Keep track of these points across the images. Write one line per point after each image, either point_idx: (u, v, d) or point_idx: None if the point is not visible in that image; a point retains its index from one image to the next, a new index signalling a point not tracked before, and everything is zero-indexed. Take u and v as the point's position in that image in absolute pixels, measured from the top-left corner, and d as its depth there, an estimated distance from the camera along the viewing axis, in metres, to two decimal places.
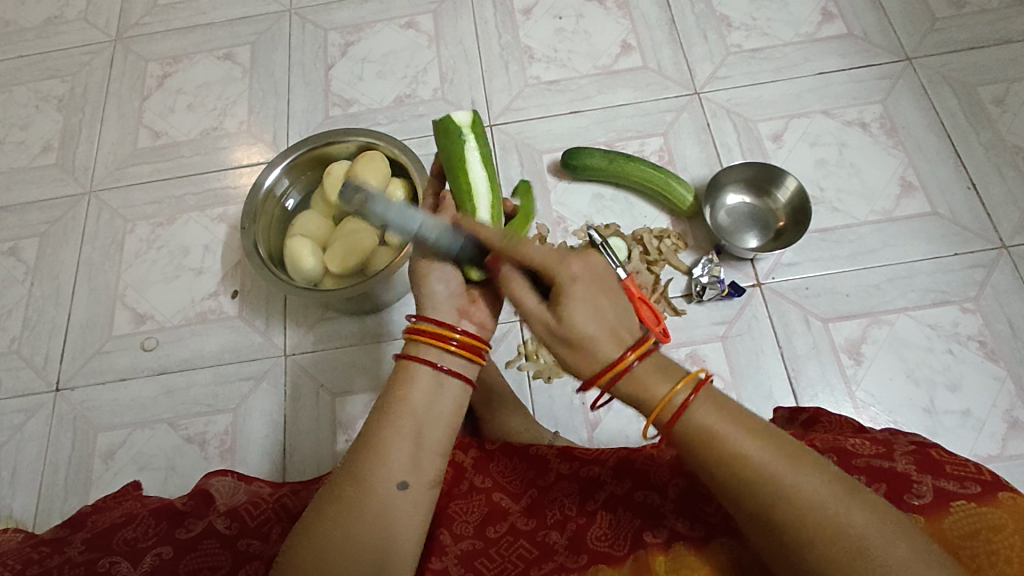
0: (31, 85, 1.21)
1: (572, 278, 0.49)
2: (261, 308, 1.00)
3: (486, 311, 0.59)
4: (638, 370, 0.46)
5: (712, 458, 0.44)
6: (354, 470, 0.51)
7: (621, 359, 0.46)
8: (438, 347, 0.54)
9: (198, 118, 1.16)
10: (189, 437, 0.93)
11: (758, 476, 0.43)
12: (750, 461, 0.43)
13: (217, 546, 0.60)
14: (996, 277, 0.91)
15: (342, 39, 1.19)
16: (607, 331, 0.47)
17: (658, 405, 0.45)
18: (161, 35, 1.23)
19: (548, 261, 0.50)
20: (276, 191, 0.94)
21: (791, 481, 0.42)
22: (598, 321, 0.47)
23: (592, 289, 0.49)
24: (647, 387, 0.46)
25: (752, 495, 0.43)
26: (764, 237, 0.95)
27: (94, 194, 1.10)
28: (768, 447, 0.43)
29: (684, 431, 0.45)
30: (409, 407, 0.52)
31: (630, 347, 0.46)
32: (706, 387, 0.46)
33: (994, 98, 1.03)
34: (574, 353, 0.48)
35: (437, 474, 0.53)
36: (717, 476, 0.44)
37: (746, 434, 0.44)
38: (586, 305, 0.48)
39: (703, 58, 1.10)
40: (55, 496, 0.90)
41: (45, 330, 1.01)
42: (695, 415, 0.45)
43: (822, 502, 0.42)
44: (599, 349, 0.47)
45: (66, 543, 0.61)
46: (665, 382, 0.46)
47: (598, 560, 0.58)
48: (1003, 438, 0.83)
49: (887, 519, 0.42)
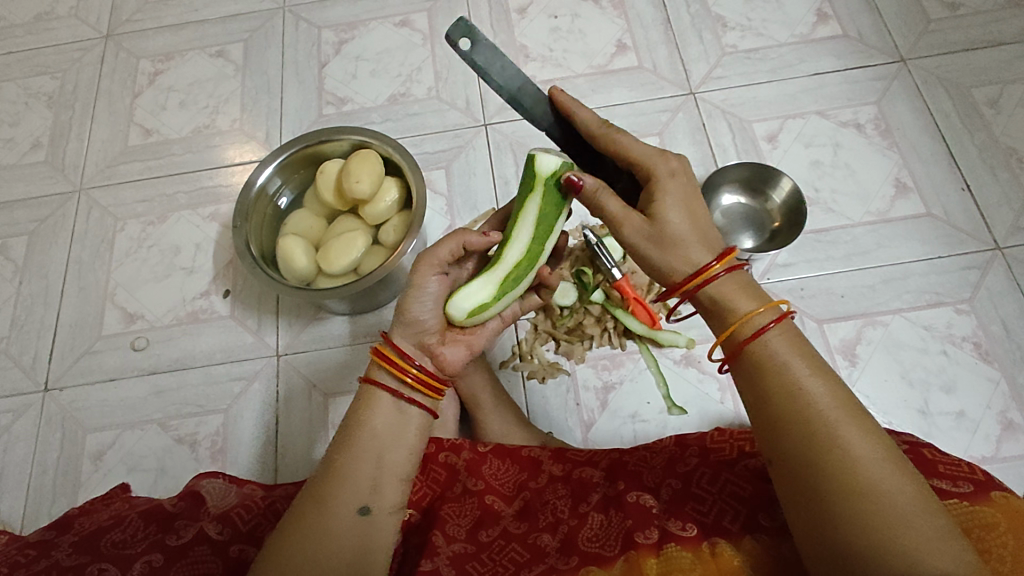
0: (21, 81, 1.19)
1: (668, 175, 0.55)
2: (253, 307, 0.99)
3: (456, 354, 0.58)
4: (722, 285, 0.53)
5: (769, 385, 0.48)
6: (317, 491, 0.51)
7: (708, 268, 0.53)
8: (395, 375, 0.54)
9: (190, 115, 1.15)
10: (179, 438, 0.92)
11: (810, 411, 0.46)
12: (807, 398, 0.47)
13: (209, 552, 0.59)
14: (990, 278, 0.91)
15: (336, 37, 1.18)
16: (697, 234, 0.54)
17: (738, 321, 0.51)
18: (153, 32, 1.22)
19: (647, 156, 0.56)
20: (269, 190, 0.93)
21: (843, 426, 0.45)
22: (689, 221, 0.54)
23: (683, 193, 0.55)
24: (728, 298, 0.52)
25: (797, 428, 0.46)
26: (759, 237, 0.95)
27: (84, 192, 1.09)
28: (828, 396, 0.47)
29: (751, 354, 0.50)
30: (371, 431, 0.53)
31: (716, 258, 0.53)
32: (787, 321, 0.51)
33: (988, 99, 1.03)
34: (661, 250, 0.55)
35: (401, 499, 0.53)
36: (767, 404, 0.48)
37: (811, 377, 0.48)
38: (679, 205, 0.55)
39: (698, 58, 1.10)
40: (42, 498, 0.89)
41: (34, 329, 1.00)
42: (767, 342, 0.50)
43: (869, 452, 0.44)
44: (691, 250, 0.54)
45: (54, 545, 0.60)
46: (750, 302, 0.52)
47: (589, 562, 0.56)
48: (997, 439, 0.83)
49: (926, 497, 0.43)
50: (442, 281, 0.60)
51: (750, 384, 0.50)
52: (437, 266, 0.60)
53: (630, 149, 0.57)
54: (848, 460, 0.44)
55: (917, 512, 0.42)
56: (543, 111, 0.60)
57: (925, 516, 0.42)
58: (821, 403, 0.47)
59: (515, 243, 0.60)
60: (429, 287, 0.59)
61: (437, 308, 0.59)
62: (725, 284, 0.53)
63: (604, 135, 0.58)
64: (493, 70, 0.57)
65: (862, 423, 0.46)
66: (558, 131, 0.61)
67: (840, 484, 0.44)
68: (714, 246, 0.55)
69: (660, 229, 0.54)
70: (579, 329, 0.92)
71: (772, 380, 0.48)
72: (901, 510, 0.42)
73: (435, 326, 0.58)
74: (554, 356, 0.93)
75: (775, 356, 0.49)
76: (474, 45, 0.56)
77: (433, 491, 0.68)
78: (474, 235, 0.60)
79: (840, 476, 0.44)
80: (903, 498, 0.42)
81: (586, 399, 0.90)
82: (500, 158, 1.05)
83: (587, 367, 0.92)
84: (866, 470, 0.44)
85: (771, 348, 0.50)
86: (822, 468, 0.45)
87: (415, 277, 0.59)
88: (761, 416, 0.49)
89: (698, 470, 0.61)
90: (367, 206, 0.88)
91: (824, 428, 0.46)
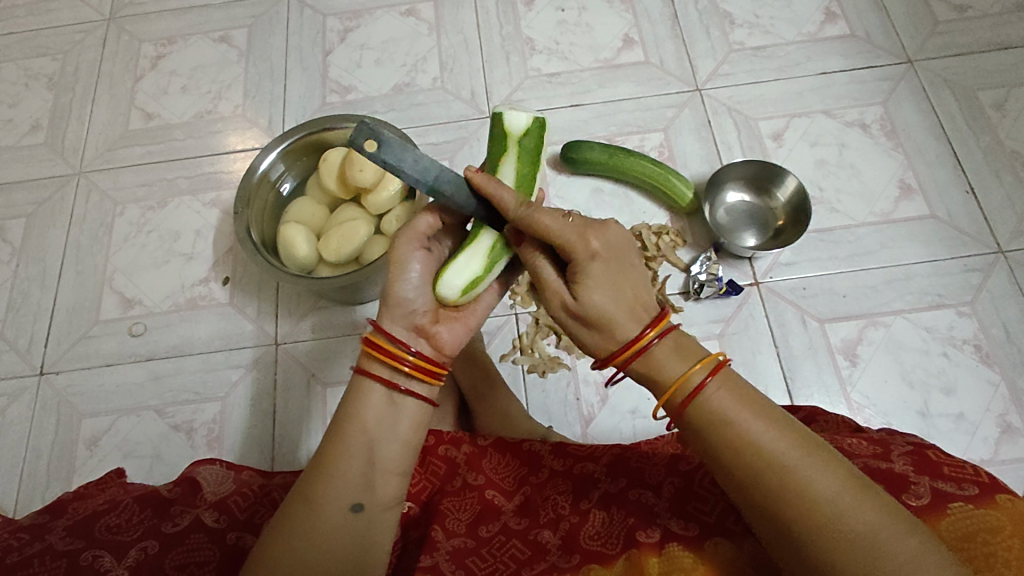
0: (21, 63, 1.18)
1: (590, 254, 0.50)
2: (253, 295, 0.98)
3: (452, 334, 0.56)
4: (657, 351, 0.49)
5: (722, 444, 0.46)
6: (306, 490, 0.50)
7: (641, 338, 0.48)
8: (390, 365, 0.52)
9: (193, 100, 1.13)
10: (176, 425, 0.91)
11: (768, 463, 0.44)
12: (761, 449, 0.44)
13: (205, 540, 0.58)
14: (993, 281, 0.91)
15: (341, 25, 1.17)
16: (627, 308, 0.49)
17: (671, 387, 0.48)
18: (156, 16, 1.21)
19: (567, 236, 0.50)
20: (271, 176, 0.93)
21: (801, 471, 0.43)
22: (615, 298, 0.49)
23: (609, 267, 0.50)
24: (661, 368, 0.49)
25: (757, 484, 0.44)
26: (763, 236, 0.95)
27: (84, 175, 1.08)
28: (781, 437, 0.44)
29: (695, 415, 0.47)
30: (360, 426, 0.51)
31: (650, 325, 0.49)
32: (724, 369, 0.48)
33: (995, 103, 1.03)
34: (589, 331, 0.51)
35: (394, 495, 0.52)
36: (724, 463, 0.46)
37: (761, 422, 0.45)
38: (603, 283, 0.49)
39: (706, 54, 1.10)
40: (37, 483, 0.88)
41: (31, 312, 0.99)
42: (709, 399, 0.47)
43: (832, 496, 0.42)
44: (619, 327, 0.49)
45: (47, 529, 0.58)
46: (682, 363, 0.48)
47: (591, 560, 0.56)
48: (996, 442, 0.83)
49: (898, 520, 0.41)
50: (425, 258, 0.57)
51: (702, 444, 0.47)
52: (419, 241, 0.58)
53: (549, 227, 0.51)
54: (814, 509, 0.42)
55: (889, 541, 0.41)
56: (461, 191, 0.56)
57: (900, 543, 0.40)
58: (775, 452, 0.44)
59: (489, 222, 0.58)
60: (414, 266, 0.56)
61: (425, 287, 0.56)
62: (661, 351, 0.49)
63: (523, 214, 0.52)
64: (405, 165, 0.52)
65: (820, 461, 0.43)
66: (482, 208, 0.57)
67: (811, 536, 0.42)
68: (649, 310, 0.50)
69: (584, 310, 0.50)
70: None
71: (723, 436, 0.46)
72: (875, 546, 0.40)
73: (426, 301, 0.56)
74: (555, 350, 0.92)
75: (723, 410, 0.46)
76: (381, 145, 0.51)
77: (432, 485, 0.68)
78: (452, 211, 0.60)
79: (811, 528, 0.42)
80: (876, 533, 0.41)
81: (586, 393, 0.90)
82: None
83: (587, 361, 0.91)
84: (833, 517, 0.42)
85: (714, 404, 0.47)
86: (792, 522, 0.43)
87: (397, 260, 0.56)
88: (721, 476, 0.46)
89: (701, 469, 0.60)
90: (370, 196, 0.88)
91: (782, 475, 0.43)
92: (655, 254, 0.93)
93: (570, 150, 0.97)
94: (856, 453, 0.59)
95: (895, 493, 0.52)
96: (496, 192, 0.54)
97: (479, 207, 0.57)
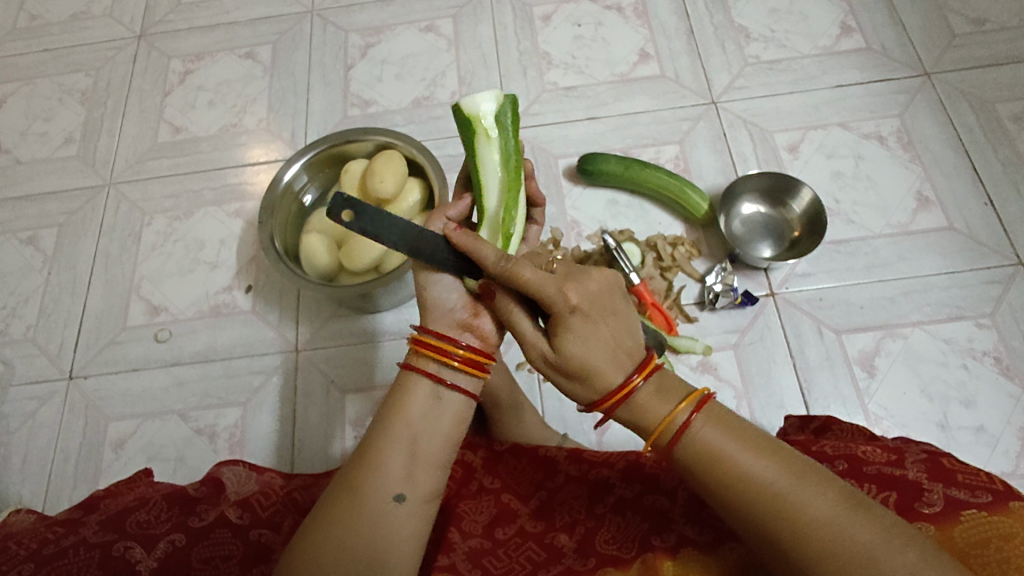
0: (56, 78, 1.23)
1: (570, 310, 0.46)
2: (275, 302, 1.01)
3: (494, 322, 0.56)
4: (641, 395, 0.48)
5: (715, 478, 0.45)
6: (351, 479, 0.51)
7: (629, 384, 0.47)
8: (438, 359, 0.53)
9: (218, 114, 1.17)
10: (199, 429, 0.93)
11: (761, 493, 0.44)
12: (753, 479, 0.44)
13: (229, 535, 0.60)
14: (1012, 294, 0.91)
15: (362, 41, 1.20)
16: (611, 361, 0.48)
17: (659, 430, 0.47)
18: (184, 33, 1.25)
19: (546, 296, 0.47)
20: (294, 187, 0.95)
21: (793, 498, 0.43)
22: (598, 354, 0.47)
23: (591, 325, 0.47)
24: (646, 411, 0.48)
25: (754, 513, 0.44)
26: (778, 247, 0.95)
27: (114, 186, 1.12)
28: (771, 466, 0.45)
29: (685, 454, 0.46)
30: (406, 418, 0.52)
31: (636, 370, 0.48)
32: (710, 405, 0.47)
33: (1013, 115, 1.03)
34: (573, 381, 0.49)
35: (434, 487, 0.53)
36: (719, 496, 0.45)
37: (750, 452, 0.45)
38: (584, 340, 0.47)
39: (721, 68, 1.11)
40: (65, 483, 0.91)
41: (61, 318, 1.02)
42: (699, 436, 0.46)
43: (827, 519, 0.42)
44: (602, 378, 0.48)
45: (81, 524, 0.60)
46: (665, 404, 0.47)
47: (606, 564, 0.57)
48: (1016, 456, 0.82)
49: (892, 532, 0.42)
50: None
51: (693, 479, 0.47)
52: None
53: (527, 284, 0.48)
54: (810, 533, 0.42)
55: (888, 557, 0.41)
56: (440, 249, 0.54)
57: (897, 556, 0.41)
58: (768, 480, 0.44)
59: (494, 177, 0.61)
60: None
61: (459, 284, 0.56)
62: (644, 394, 0.48)
63: (502, 271, 0.49)
64: (385, 234, 0.51)
65: (809, 485, 0.44)
66: (462, 262, 0.55)
67: (811, 562, 0.42)
68: (633, 354, 0.48)
69: (566, 362, 0.48)
70: None
71: (714, 470, 0.45)
72: (874, 563, 0.41)
73: (460, 294, 0.56)
74: None
75: (714, 445, 0.46)
76: (358, 215, 0.49)
77: (449, 489, 0.69)
78: (452, 207, 0.62)
79: (809, 552, 0.42)
80: (873, 551, 0.41)
81: None
82: None
83: None
84: (831, 538, 0.42)
85: (704, 440, 0.46)
86: (792, 547, 0.43)
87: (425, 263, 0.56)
88: (718, 508, 0.46)
89: None
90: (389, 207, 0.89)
91: (776, 505, 0.44)
92: (670, 265, 0.94)
93: (586, 162, 0.99)
94: (869, 459, 0.58)
95: (907, 502, 0.52)
96: (476, 250, 0.51)
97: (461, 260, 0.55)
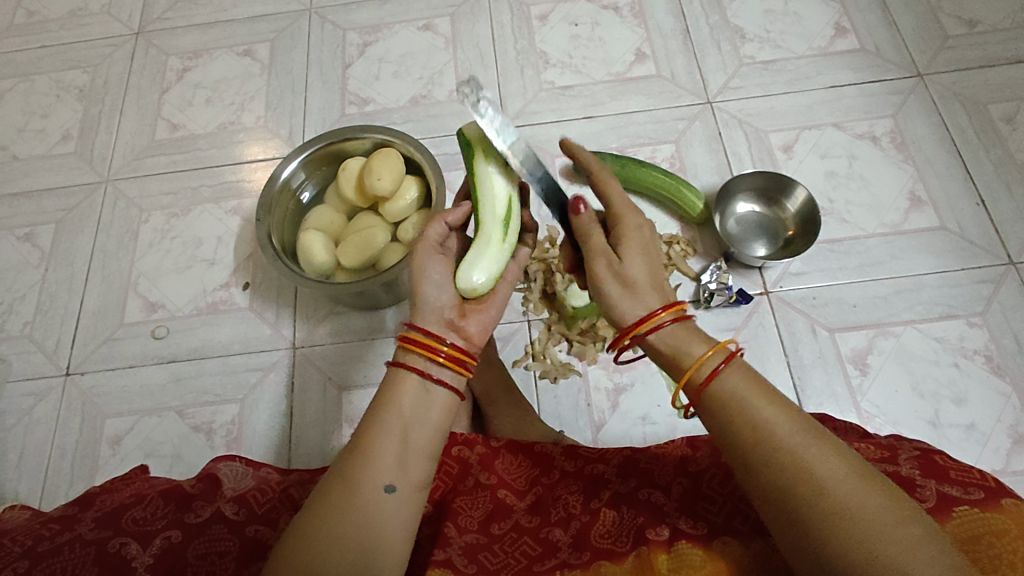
0: (53, 75, 1.23)
1: (638, 226, 0.57)
2: (272, 300, 1.01)
3: (480, 325, 0.59)
4: (669, 330, 0.52)
5: (730, 418, 0.47)
6: (343, 468, 0.51)
7: (653, 316, 0.52)
8: (424, 355, 0.55)
9: (216, 112, 1.17)
10: (196, 426, 0.93)
11: (772, 440, 0.45)
12: (766, 425, 0.46)
13: (225, 531, 0.60)
14: (1003, 293, 0.92)
15: (360, 39, 1.21)
16: (654, 283, 0.54)
17: (690, 368, 0.50)
18: (182, 30, 1.25)
19: (622, 209, 0.58)
20: (292, 184, 0.95)
21: (803, 449, 0.45)
22: (647, 272, 0.55)
23: (646, 247, 0.56)
24: (681, 342, 0.52)
25: (761, 457, 0.45)
26: (773, 246, 0.96)
27: (111, 183, 1.12)
28: (786, 416, 0.46)
29: (709, 392, 0.49)
30: (396, 409, 0.53)
31: (665, 306, 0.53)
32: (739, 359, 0.50)
33: (1005, 116, 1.04)
34: (622, 293, 0.54)
35: (425, 478, 0.53)
36: (735, 444, 0.47)
37: (768, 402, 0.47)
38: (640, 254, 0.55)
39: (716, 68, 1.12)
40: (62, 479, 0.91)
41: (58, 315, 1.02)
42: (724, 380, 0.49)
43: (834, 474, 0.43)
44: (648, 296, 0.53)
45: (76, 520, 0.60)
46: (701, 343, 0.51)
47: (601, 557, 0.58)
48: (1007, 453, 0.83)
49: (900, 504, 0.42)
50: (441, 260, 0.62)
51: (712, 420, 0.49)
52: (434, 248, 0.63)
53: (613, 199, 0.59)
54: (817, 485, 0.43)
55: (894, 523, 0.41)
56: (536, 166, 0.59)
57: (906, 528, 0.41)
58: (785, 435, 0.45)
59: (491, 189, 0.61)
60: (433, 270, 0.61)
61: (447, 286, 0.60)
62: (676, 329, 0.52)
63: (594, 180, 0.60)
64: (494, 123, 0.56)
65: (822, 441, 0.45)
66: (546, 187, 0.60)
67: (815, 515, 0.43)
68: (666, 297, 0.54)
69: (621, 268, 0.54)
70: (592, 330, 0.93)
71: (730, 411, 0.48)
72: (879, 525, 0.41)
73: (450, 295, 0.60)
74: (566, 356, 0.94)
75: (734, 386, 0.48)
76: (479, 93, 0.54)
77: (445, 484, 0.69)
78: (452, 212, 0.65)
79: (816, 510, 0.43)
80: (879, 514, 0.41)
81: (597, 399, 0.91)
82: None
83: (599, 368, 0.93)
84: (838, 492, 0.43)
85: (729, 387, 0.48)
86: (799, 504, 0.43)
87: (418, 270, 0.60)
88: (729, 451, 0.48)
89: (708, 472, 0.62)
90: (387, 204, 0.90)
91: (785, 451, 0.45)
92: (666, 263, 0.95)
93: None
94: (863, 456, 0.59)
95: None
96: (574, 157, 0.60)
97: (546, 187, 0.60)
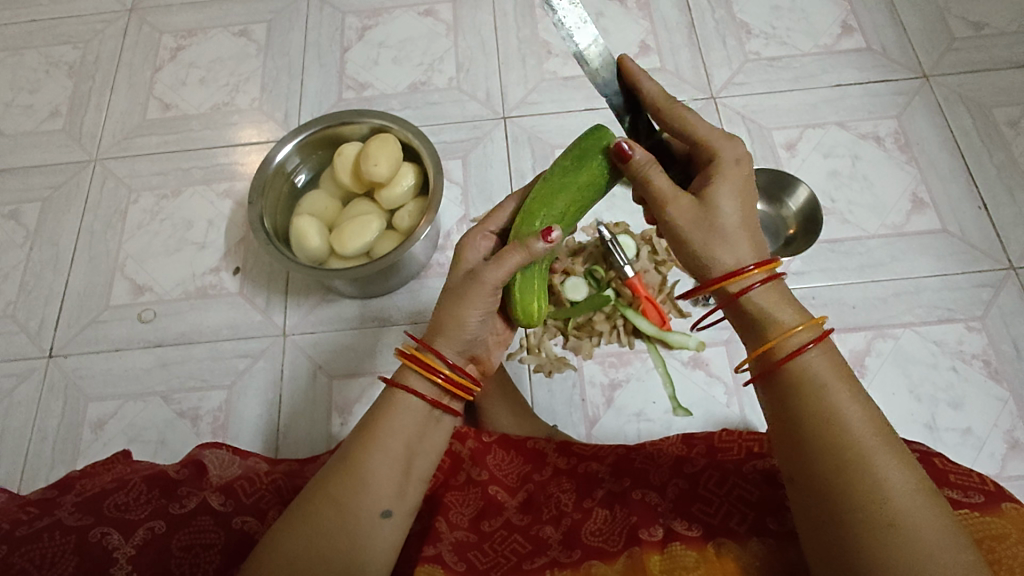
0: (42, 50, 1.19)
1: (727, 164, 0.53)
2: (262, 286, 0.99)
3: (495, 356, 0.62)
4: (757, 295, 0.50)
5: (803, 407, 0.46)
6: (336, 490, 0.49)
7: (745, 271, 0.50)
8: (425, 377, 0.53)
9: (210, 92, 1.15)
10: (181, 412, 0.91)
11: (846, 440, 0.44)
12: (843, 426, 0.45)
13: (211, 523, 0.58)
14: (1003, 297, 0.91)
15: (360, 23, 1.18)
16: (745, 228, 0.52)
17: (776, 337, 0.48)
18: (177, 8, 1.22)
19: (709, 136, 0.55)
20: (287, 167, 0.93)
21: (873, 458, 0.43)
22: (739, 213, 0.52)
23: (742, 181, 0.53)
24: (767, 312, 0.49)
25: (827, 456, 0.44)
26: (776, 243, 0.93)
27: (100, 162, 1.09)
28: (868, 423, 0.45)
29: (787, 375, 0.48)
30: (399, 435, 0.51)
31: (758, 263, 0.50)
32: (828, 340, 0.49)
33: (1009, 120, 1.03)
34: (710, 237, 0.51)
35: (416, 504, 0.53)
36: (804, 438, 0.45)
37: (851, 401, 0.46)
38: (734, 193, 0.52)
39: (721, 63, 1.10)
40: (41, 463, 0.89)
41: (42, 295, 0.99)
42: (807, 362, 0.47)
43: (900, 490, 0.42)
44: (738, 245, 0.51)
45: (56, 505, 0.58)
46: (795, 315, 0.49)
47: (592, 555, 0.56)
48: (1003, 458, 0.83)
49: (958, 539, 0.41)
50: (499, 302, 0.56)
51: (781, 402, 0.48)
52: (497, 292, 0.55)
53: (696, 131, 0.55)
54: (879, 497, 0.42)
55: (947, 554, 0.40)
56: (607, 72, 0.59)
57: (952, 557, 0.40)
58: (861, 435, 0.44)
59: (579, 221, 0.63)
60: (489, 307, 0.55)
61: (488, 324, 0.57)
62: (761, 295, 0.50)
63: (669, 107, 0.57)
64: None
65: (897, 455, 0.44)
66: (619, 98, 0.60)
67: (867, 522, 0.42)
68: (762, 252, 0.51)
69: (710, 212, 0.52)
70: (589, 325, 0.91)
71: (807, 402, 0.46)
72: (929, 551, 0.40)
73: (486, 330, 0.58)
74: (562, 350, 0.92)
75: (818, 377, 0.47)
76: None
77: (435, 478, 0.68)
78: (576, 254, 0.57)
79: (868, 514, 0.42)
80: (934, 541, 0.41)
81: (591, 395, 0.90)
82: (517, 152, 1.05)
83: (595, 364, 0.91)
84: (898, 510, 0.42)
85: (812, 371, 0.47)
86: (849, 500, 0.43)
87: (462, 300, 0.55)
88: (789, 440, 0.47)
89: (705, 472, 0.61)
90: (383, 191, 0.88)
91: (854, 455, 0.44)
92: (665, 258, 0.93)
93: None
94: None
95: None
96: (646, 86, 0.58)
97: (618, 97, 0.60)
